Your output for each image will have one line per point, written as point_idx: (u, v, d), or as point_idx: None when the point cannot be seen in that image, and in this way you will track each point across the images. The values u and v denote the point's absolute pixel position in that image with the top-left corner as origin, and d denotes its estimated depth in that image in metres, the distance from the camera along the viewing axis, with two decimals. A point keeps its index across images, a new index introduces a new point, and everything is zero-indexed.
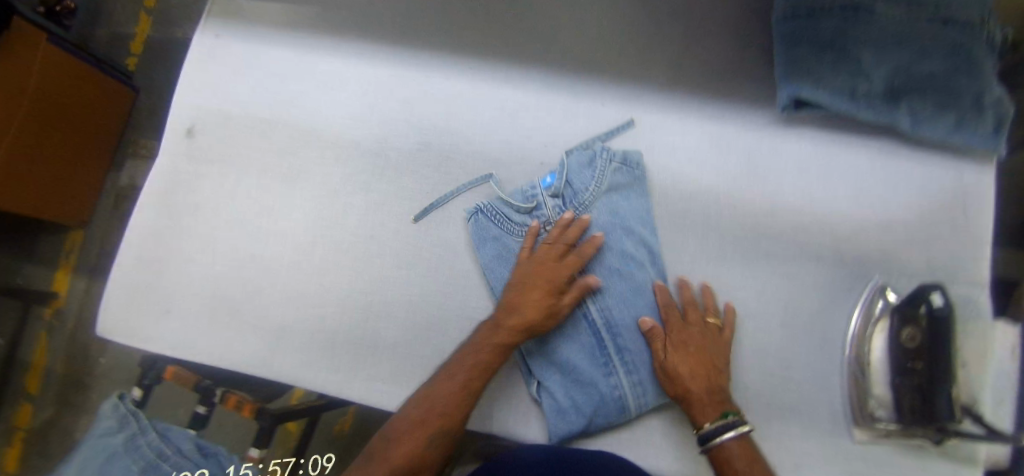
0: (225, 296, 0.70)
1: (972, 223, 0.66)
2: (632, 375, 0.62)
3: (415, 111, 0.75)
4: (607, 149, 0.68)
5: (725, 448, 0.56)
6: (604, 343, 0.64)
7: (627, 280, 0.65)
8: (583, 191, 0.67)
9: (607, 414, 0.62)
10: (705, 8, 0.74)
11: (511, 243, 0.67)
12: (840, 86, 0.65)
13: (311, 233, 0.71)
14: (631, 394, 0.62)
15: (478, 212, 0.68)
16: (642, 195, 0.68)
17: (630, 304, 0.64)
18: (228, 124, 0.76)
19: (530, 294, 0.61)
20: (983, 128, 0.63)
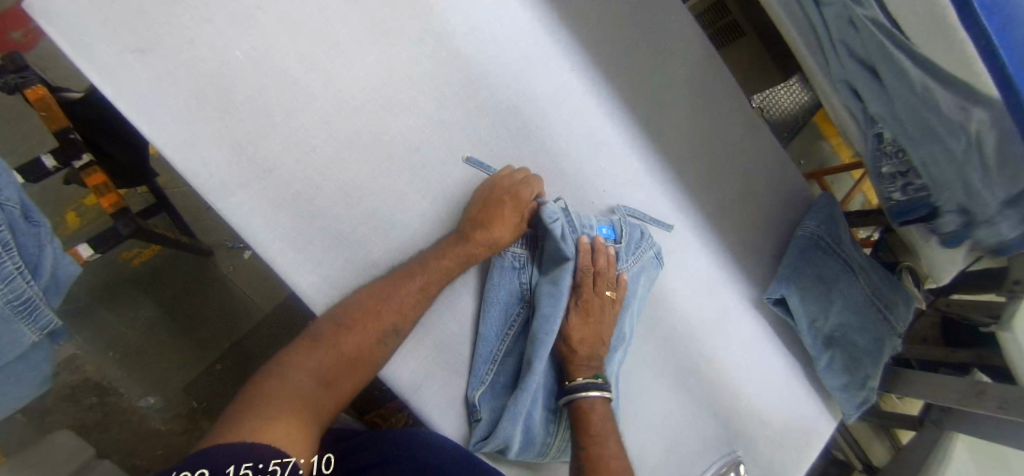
0: (226, 89, 0.56)
1: (806, 451, 0.84)
2: (566, 431, 0.64)
3: (526, 75, 0.71)
4: (649, 238, 0.71)
5: (588, 401, 0.60)
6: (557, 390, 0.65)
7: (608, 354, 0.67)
8: (626, 258, 0.68)
9: (528, 449, 0.62)
10: (763, 183, 0.86)
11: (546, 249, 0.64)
12: (807, 315, 0.80)
13: (359, 99, 0.61)
14: (555, 445, 0.64)
15: (558, 216, 0.63)
16: (649, 284, 0.71)
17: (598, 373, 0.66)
18: None
19: (511, 216, 0.62)
20: (856, 399, 0.83)
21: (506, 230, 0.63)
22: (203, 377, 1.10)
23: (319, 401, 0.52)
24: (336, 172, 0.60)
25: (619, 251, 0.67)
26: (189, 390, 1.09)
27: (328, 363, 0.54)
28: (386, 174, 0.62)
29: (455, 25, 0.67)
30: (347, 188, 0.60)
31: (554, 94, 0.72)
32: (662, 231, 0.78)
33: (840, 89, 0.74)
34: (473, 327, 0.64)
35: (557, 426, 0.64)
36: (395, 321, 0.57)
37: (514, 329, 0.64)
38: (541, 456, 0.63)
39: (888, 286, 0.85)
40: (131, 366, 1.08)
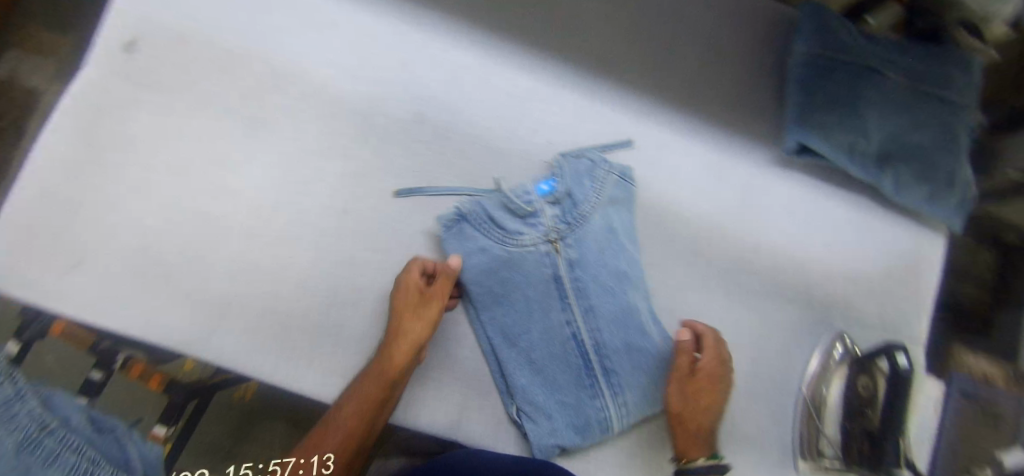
0: (165, 256, 0.59)
1: (920, 284, 0.72)
2: (618, 396, 0.59)
3: (418, 78, 0.66)
4: (608, 161, 0.65)
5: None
6: (589, 362, 0.60)
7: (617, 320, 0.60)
8: (583, 201, 0.63)
9: (589, 435, 0.58)
10: (727, 33, 0.73)
11: (499, 250, 0.61)
12: (842, 142, 0.66)
13: (279, 197, 0.62)
14: (616, 414, 0.59)
15: (461, 223, 0.62)
16: (630, 211, 0.65)
17: (618, 327, 0.60)
18: (198, 55, 0.63)
19: (412, 309, 0.57)
20: (948, 203, 0.69)
21: (418, 333, 0.57)
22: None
23: None
24: (289, 272, 0.60)
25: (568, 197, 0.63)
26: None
27: None
28: (329, 249, 0.61)
29: (321, 77, 0.64)
30: (304, 281, 0.61)
31: (449, 82, 0.67)
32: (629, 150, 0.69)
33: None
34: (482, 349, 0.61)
35: (608, 396, 0.59)
36: (366, 424, 0.55)
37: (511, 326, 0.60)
38: (609, 429, 0.59)
39: (927, 61, 0.69)
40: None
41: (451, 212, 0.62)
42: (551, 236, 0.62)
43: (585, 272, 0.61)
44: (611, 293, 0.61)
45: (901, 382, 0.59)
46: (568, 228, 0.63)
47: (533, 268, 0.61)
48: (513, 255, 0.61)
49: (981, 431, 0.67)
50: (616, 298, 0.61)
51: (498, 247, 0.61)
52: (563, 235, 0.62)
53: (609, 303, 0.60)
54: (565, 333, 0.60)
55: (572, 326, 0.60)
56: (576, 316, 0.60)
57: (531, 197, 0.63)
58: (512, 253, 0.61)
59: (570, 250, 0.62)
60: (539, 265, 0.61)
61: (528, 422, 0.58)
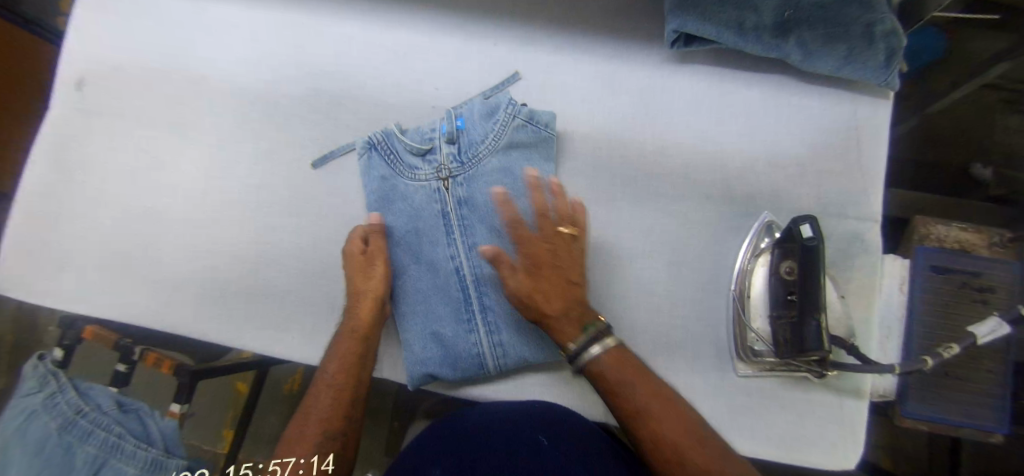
0: (125, 249, 0.70)
1: (861, 156, 0.65)
2: (493, 333, 0.59)
3: (311, 55, 0.72)
4: (514, 103, 0.62)
5: (597, 362, 0.53)
6: (469, 299, 0.60)
7: (502, 254, 0.60)
8: (478, 143, 0.62)
9: (464, 369, 0.59)
10: None
11: (396, 181, 0.63)
12: (728, 20, 0.63)
13: (208, 184, 0.70)
14: (490, 351, 0.59)
15: (370, 151, 0.63)
16: (545, 158, 0.63)
17: (501, 264, 0.61)
18: (134, 79, 0.74)
19: (361, 266, 0.60)
20: (871, 60, 0.63)
21: (376, 282, 0.59)
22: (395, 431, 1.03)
23: None
24: (223, 246, 0.69)
25: (464, 136, 0.62)
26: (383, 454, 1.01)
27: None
28: (251, 219, 0.69)
29: (229, 73, 0.73)
30: (234, 251, 0.68)
31: (339, 52, 0.72)
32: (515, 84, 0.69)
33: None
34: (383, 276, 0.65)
35: (483, 333, 0.59)
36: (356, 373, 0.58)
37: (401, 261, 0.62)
38: (483, 368, 0.59)
39: None
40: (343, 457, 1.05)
41: (364, 142, 0.64)
42: (444, 174, 0.62)
43: (472, 210, 0.61)
44: (498, 235, 0.60)
45: (812, 251, 0.54)
46: (461, 167, 0.62)
47: (424, 204, 0.62)
48: (410, 193, 0.62)
49: (955, 305, 0.63)
50: (504, 239, 0.61)
51: (396, 180, 0.63)
52: (454, 174, 0.62)
53: (493, 242, 0.60)
54: (448, 270, 0.60)
55: (456, 261, 0.60)
56: (461, 253, 0.60)
57: (433, 132, 0.63)
58: (407, 191, 0.62)
59: (461, 188, 0.61)
60: (428, 203, 0.62)
61: (405, 349, 0.60)
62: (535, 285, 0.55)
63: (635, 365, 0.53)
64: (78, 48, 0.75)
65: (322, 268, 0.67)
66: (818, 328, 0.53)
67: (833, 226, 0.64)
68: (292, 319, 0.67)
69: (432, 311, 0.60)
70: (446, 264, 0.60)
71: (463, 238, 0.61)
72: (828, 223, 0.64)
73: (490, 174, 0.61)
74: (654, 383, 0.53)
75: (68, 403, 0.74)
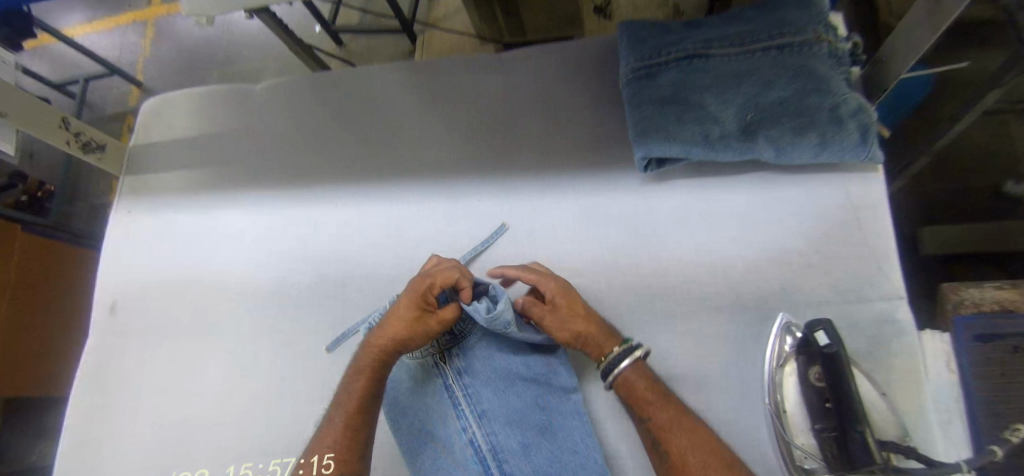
0: (156, 465, 0.70)
1: (866, 234, 0.64)
2: None
3: (314, 242, 0.77)
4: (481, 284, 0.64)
5: (626, 376, 0.58)
6: (490, 471, 0.56)
7: (514, 414, 0.59)
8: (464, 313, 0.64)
9: None
10: (561, 85, 0.77)
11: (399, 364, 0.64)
12: (690, 136, 0.65)
13: (232, 385, 0.73)
14: None
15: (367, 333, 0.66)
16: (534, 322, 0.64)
17: (516, 427, 0.58)
18: (158, 294, 0.80)
19: (411, 298, 0.59)
20: (849, 139, 0.62)
21: (404, 322, 0.58)
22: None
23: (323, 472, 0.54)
24: (248, 446, 0.69)
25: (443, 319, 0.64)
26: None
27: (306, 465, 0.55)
28: (275, 413, 0.70)
29: (243, 275, 0.78)
30: (261, 450, 0.68)
31: (338, 237, 0.77)
32: (503, 235, 0.72)
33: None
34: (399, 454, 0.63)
35: None
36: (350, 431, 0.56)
37: (413, 444, 0.60)
38: None
39: (755, 27, 0.68)
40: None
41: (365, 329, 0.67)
42: (438, 347, 0.63)
43: (474, 378, 0.61)
44: (504, 397, 0.60)
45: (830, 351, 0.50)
46: (453, 338, 0.63)
47: (427, 381, 0.62)
48: (412, 370, 0.64)
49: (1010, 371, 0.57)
50: (511, 399, 0.60)
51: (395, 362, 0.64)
52: (448, 346, 0.63)
53: (502, 405, 0.60)
54: (462, 443, 0.58)
55: (467, 433, 0.58)
56: (471, 424, 0.59)
57: None
58: (409, 369, 0.63)
59: (458, 359, 0.62)
60: (430, 380, 0.62)
61: None
62: (563, 314, 0.62)
63: (655, 386, 0.57)
64: (109, 275, 0.82)
65: None
66: (863, 442, 0.47)
67: (860, 312, 0.61)
68: None
69: None
70: (459, 438, 0.59)
71: (470, 408, 0.60)
72: (855, 310, 0.60)
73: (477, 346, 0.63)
74: (688, 417, 0.55)
75: None
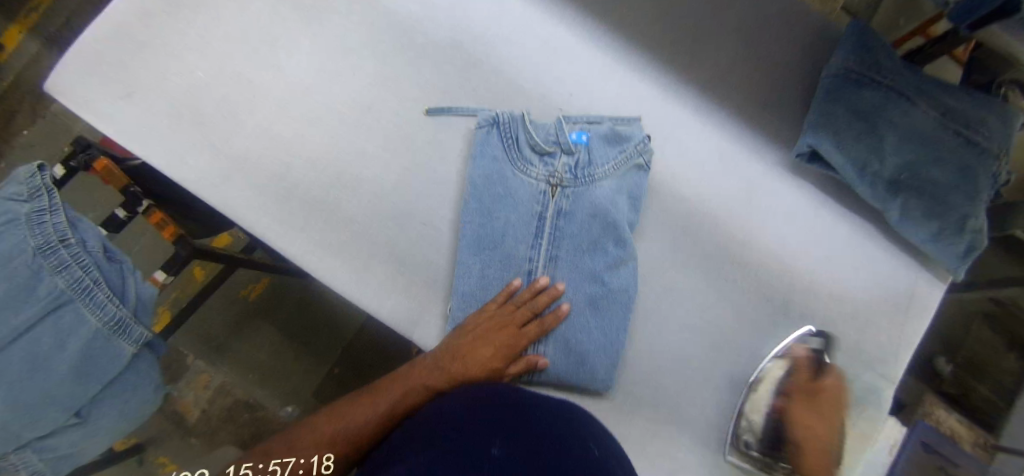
0: (205, 106, 0.65)
1: (909, 325, 0.70)
2: (538, 346, 0.61)
3: (467, 9, 0.71)
4: (644, 143, 0.64)
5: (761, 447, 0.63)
6: None
7: (580, 278, 0.62)
8: (597, 164, 0.63)
9: None
10: (778, 33, 0.73)
11: (508, 172, 0.64)
12: (857, 157, 0.67)
13: (315, 84, 0.67)
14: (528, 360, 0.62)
15: (493, 126, 0.65)
16: (636, 208, 0.64)
17: (575, 288, 0.62)
18: None
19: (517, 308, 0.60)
20: (955, 247, 0.67)
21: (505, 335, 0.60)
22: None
23: (326, 439, 0.56)
24: (306, 149, 0.65)
25: (588, 157, 0.64)
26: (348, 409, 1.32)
27: (325, 426, 0.57)
28: (345, 136, 0.66)
29: None
30: (317, 160, 0.65)
31: (494, 21, 0.71)
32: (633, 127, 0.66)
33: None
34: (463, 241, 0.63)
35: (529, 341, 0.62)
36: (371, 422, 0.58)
37: (479, 245, 0.62)
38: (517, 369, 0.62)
39: (972, 103, 0.67)
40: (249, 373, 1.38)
41: (489, 116, 0.65)
42: (555, 180, 0.64)
43: (568, 225, 0.63)
44: (579, 256, 0.63)
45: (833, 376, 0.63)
46: (573, 180, 0.63)
47: (525, 201, 0.63)
48: (520, 186, 0.64)
49: None
50: (583, 263, 0.62)
51: (510, 166, 0.64)
52: (565, 184, 0.63)
53: (573, 262, 0.62)
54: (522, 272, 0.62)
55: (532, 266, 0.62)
56: (539, 260, 0.62)
57: (559, 137, 0.64)
58: (515, 181, 0.64)
59: (565, 201, 0.63)
60: (528, 201, 0.63)
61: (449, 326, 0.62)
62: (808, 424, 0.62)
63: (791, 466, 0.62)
64: None
65: (396, 211, 0.65)
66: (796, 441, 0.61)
67: (861, 374, 0.69)
68: (344, 245, 0.64)
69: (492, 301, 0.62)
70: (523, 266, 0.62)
71: (547, 247, 0.62)
72: (856, 369, 0.69)
73: (593, 205, 0.63)
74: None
75: (54, 227, 0.69)
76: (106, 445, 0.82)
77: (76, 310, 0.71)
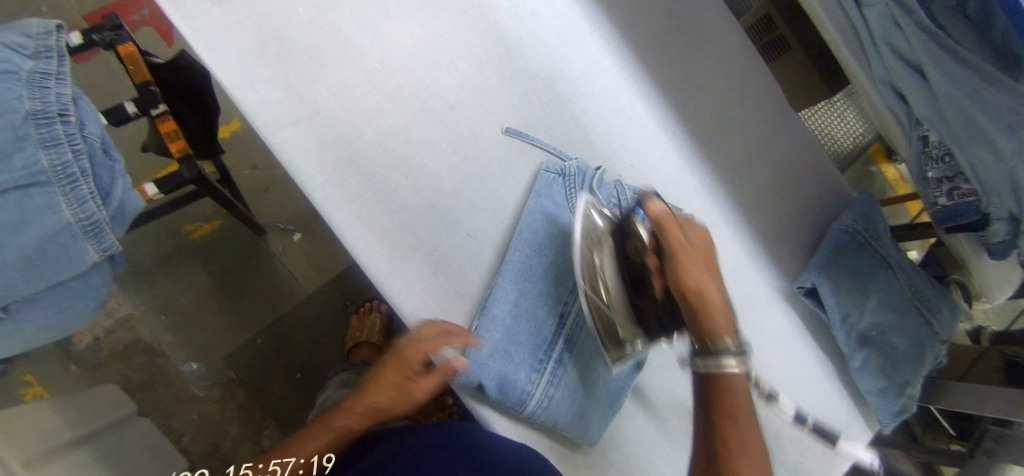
0: (294, 44, 0.62)
1: (840, 460, 0.79)
2: (549, 386, 0.64)
3: (568, 52, 0.74)
4: None
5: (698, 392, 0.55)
6: (550, 345, 0.66)
7: (599, 332, 0.69)
8: None
9: (507, 398, 0.62)
10: (806, 177, 0.83)
11: (565, 220, 0.68)
12: (843, 304, 0.76)
13: (408, 63, 0.66)
14: (537, 398, 0.63)
15: (560, 174, 0.69)
16: None
17: (594, 339, 0.68)
18: None
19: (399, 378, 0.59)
20: (894, 405, 0.78)
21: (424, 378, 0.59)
22: (279, 383, 1.17)
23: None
24: (380, 122, 0.64)
25: None
26: (260, 392, 1.16)
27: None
28: (422, 124, 0.66)
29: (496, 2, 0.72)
30: (389, 137, 0.64)
31: (587, 73, 0.75)
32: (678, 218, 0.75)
33: (883, 90, 0.73)
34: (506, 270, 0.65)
35: (543, 378, 0.64)
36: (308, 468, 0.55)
37: (522, 276, 0.65)
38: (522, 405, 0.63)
39: (932, 290, 0.82)
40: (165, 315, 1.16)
41: (556, 166, 0.69)
42: None
43: None
44: None
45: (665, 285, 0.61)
46: None
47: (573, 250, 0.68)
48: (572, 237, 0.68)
49: None
50: None
51: (568, 215, 0.68)
52: None
53: None
54: (553, 316, 0.66)
55: (562, 312, 0.67)
56: (571, 308, 0.67)
57: (616, 201, 0.70)
58: (568, 231, 0.68)
59: None
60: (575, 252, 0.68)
61: (473, 347, 0.62)
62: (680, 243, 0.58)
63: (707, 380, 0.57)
64: None
65: (447, 214, 0.65)
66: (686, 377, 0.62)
67: None
68: (388, 230, 0.63)
69: (520, 332, 0.64)
70: (553, 311, 0.66)
71: (580, 298, 0.67)
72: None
73: None
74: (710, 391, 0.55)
75: (58, 97, 0.62)
76: (7, 351, 0.71)
77: (51, 196, 0.62)
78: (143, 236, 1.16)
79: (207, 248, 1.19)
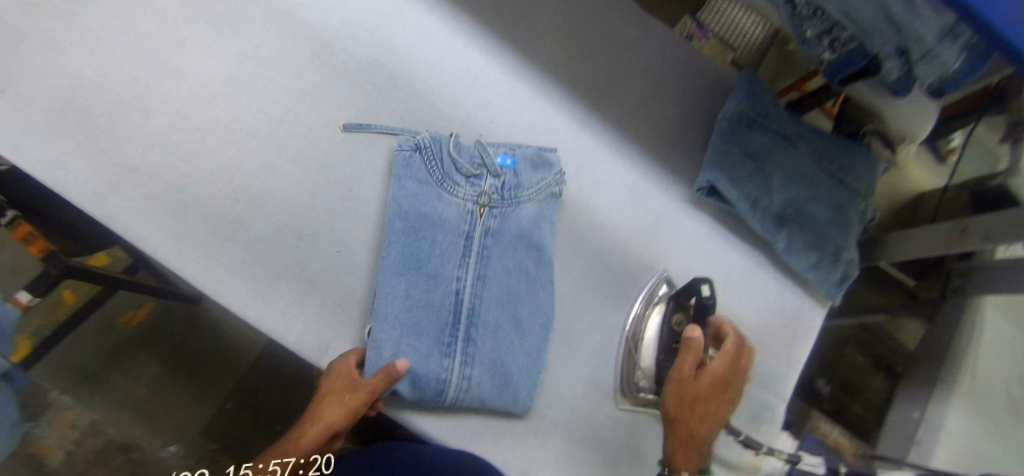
0: (93, 108, 0.59)
1: (796, 347, 0.77)
2: (465, 366, 0.61)
3: (391, 29, 0.71)
4: (559, 173, 0.69)
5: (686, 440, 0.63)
6: (455, 325, 0.62)
7: (506, 296, 0.64)
8: (523, 188, 0.67)
9: (423, 391, 0.60)
10: (681, 79, 0.80)
11: (435, 193, 0.65)
12: (749, 189, 0.73)
13: (221, 92, 0.63)
14: (455, 381, 0.60)
15: (415, 150, 0.65)
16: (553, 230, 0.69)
17: (500, 304, 0.64)
18: None
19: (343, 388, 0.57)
20: (832, 276, 0.75)
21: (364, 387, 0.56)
22: (261, 443, 1.16)
23: None
24: (207, 160, 0.61)
25: (513, 180, 0.67)
26: (241, 455, 1.15)
27: None
28: (254, 149, 0.63)
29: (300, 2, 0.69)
30: (221, 171, 0.61)
31: (418, 45, 0.71)
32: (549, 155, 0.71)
33: None
34: (385, 261, 0.61)
35: (456, 361, 0.61)
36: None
37: (401, 266, 0.62)
38: (440, 396, 0.60)
39: (841, 148, 0.78)
40: (128, 410, 1.15)
41: (410, 142, 0.65)
42: (482, 201, 0.66)
43: (495, 243, 0.65)
44: (507, 276, 0.65)
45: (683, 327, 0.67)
46: (500, 202, 0.66)
47: (452, 222, 0.65)
48: (447, 208, 0.65)
49: None
50: (509, 279, 0.65)
51: (436, 187, 0.65)
52: (492, 205, 0.66)
53: (501, 281, 0.64)
54: (450, 292, 0.62)
55: (459, 286, 0.63)
56: (467, 279, 0.63)
57: (482, 161, 0.67)
58: (440, 203, 0.65)
59: (492, 221, 0.66)
60: (456, 222, 0.65)
61: (371, 350, 0.59)
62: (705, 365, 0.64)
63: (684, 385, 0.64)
64: None
65: (306, 229, 0.63)
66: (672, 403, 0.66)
67: (754, 394, 0.74)
68: (247, 264, 0.60)
69: (418, 322, 0.61)
70: (449, 287, 0.63)
71: (475, 267, 0.64)
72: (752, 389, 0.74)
73: (514, 226, 0.66)
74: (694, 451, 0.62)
75: None
76: None
77: None
78: (80, 339, 1.17)
79: (147, 332, 1.19)
